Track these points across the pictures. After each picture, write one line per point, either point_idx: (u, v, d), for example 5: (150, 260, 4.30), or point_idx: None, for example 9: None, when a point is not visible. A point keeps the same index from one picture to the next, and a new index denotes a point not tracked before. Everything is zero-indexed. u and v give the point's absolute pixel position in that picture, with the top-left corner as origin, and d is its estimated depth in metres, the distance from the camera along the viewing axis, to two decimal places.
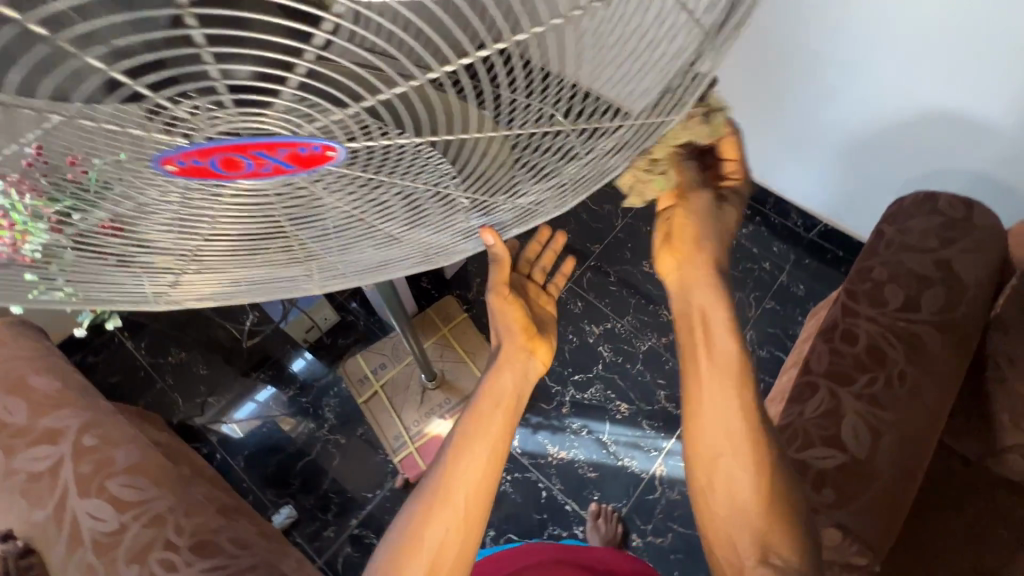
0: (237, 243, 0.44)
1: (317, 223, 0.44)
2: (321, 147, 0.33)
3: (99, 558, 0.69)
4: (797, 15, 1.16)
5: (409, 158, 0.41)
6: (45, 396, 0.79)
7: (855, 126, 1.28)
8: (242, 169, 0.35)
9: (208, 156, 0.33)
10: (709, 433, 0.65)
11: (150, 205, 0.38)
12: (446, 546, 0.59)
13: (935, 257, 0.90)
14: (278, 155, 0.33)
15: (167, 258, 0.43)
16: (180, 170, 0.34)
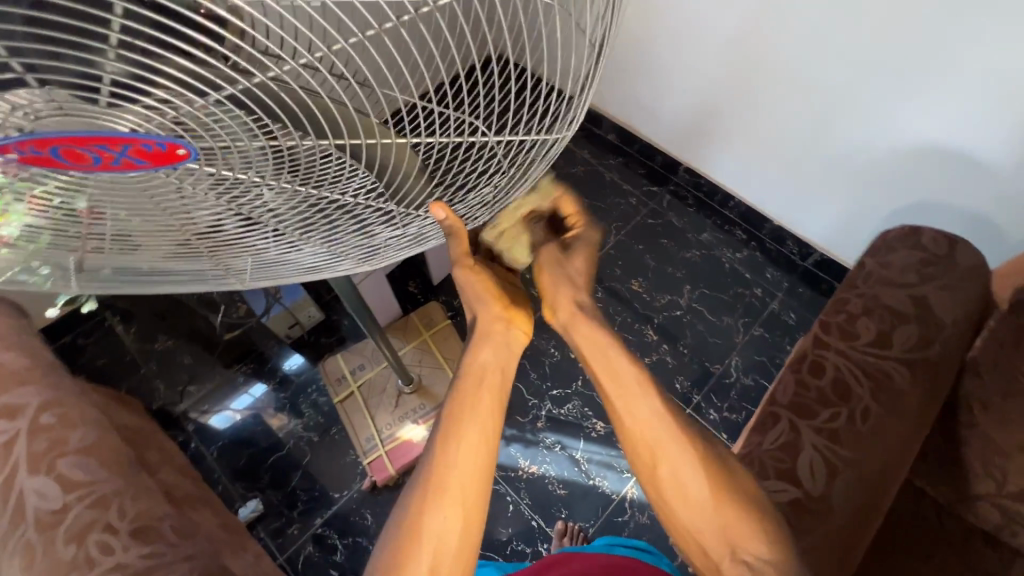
0: (198, 229, 0.52)
1: (255, 212, 0.50)
2: (166, 144, 0.36)
3: (39, 535, 0.71)
4: (794, 39, 1.16)
5: (334, 171, 0.48)
6: (11, 372, 0.81)
7: (842, 155, 1.27)
8: (89, 161, 0.37)
9: (47, 147, 0.35)
10: (647, 436, 0.66)
11: (122, 192, 0.46)
12: (437, 545, 0.58)
13: (913, 293, 0.87)
14: (124, 150, 0.36)
15: (137, 232, 0.51)
16: (21, 158, 0.36)
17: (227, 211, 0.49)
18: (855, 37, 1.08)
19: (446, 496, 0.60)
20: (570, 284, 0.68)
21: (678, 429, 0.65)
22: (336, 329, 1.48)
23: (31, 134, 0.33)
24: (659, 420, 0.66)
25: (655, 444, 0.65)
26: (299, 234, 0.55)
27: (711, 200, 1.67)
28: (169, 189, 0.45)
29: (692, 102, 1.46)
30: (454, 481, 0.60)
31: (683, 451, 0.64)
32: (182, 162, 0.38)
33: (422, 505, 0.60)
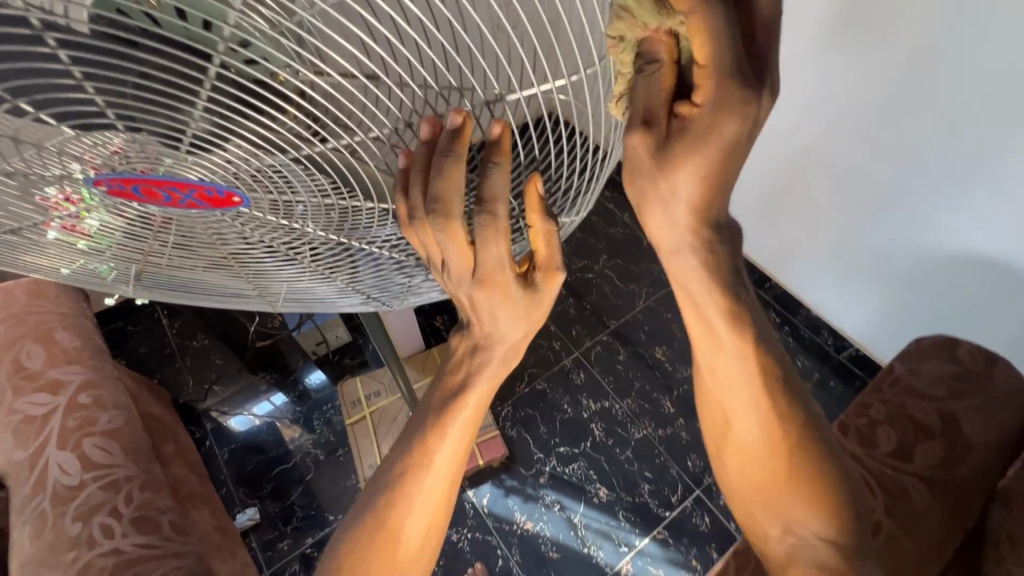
0: (239, 255, 0.57)
1: (295, 247, 0.55)
2: (225, 191, 0.42)
3: (52, 507, 0.75)
4: (838, 134, 1.17)
5: (368, 225, 0.53)
6: (64, 350, 0.89)
7: (884, 254, 1.26)
8: (161, 198, 0.45)
9: (131, 185, 0.42)
10: (726, 388, 0.54)
11: (184, 219, 0.52)
12: (433, 506, 0.53)
13: (940, 408, 0.83)
14: (190, 192, 0.43)
15: (190, 250, 0.57)
16: (108, 189, 0.44)
17: (270, 244, 0.54)
18: (905, 145, 1.08)
19: (431, 487, 0.53)
20: (665, 208, 0.44)
21: (754, 382, 0.53)
22: (360, 352, 1.54)
23: (119, 174, 0.41)
24: (734, 371, 0.53)
25: (725, 394, 0.55)
26: (329, 271, 0.60)
27: (747, 278, 1.66)
28: (225, 222, 0.51)
29: (736, 183, 1.49)
30: (441, 462, 0.53)
31: (748, 411, 0.54)
32: (235, 208, 0.45)
33: (398, 494, 0.52)
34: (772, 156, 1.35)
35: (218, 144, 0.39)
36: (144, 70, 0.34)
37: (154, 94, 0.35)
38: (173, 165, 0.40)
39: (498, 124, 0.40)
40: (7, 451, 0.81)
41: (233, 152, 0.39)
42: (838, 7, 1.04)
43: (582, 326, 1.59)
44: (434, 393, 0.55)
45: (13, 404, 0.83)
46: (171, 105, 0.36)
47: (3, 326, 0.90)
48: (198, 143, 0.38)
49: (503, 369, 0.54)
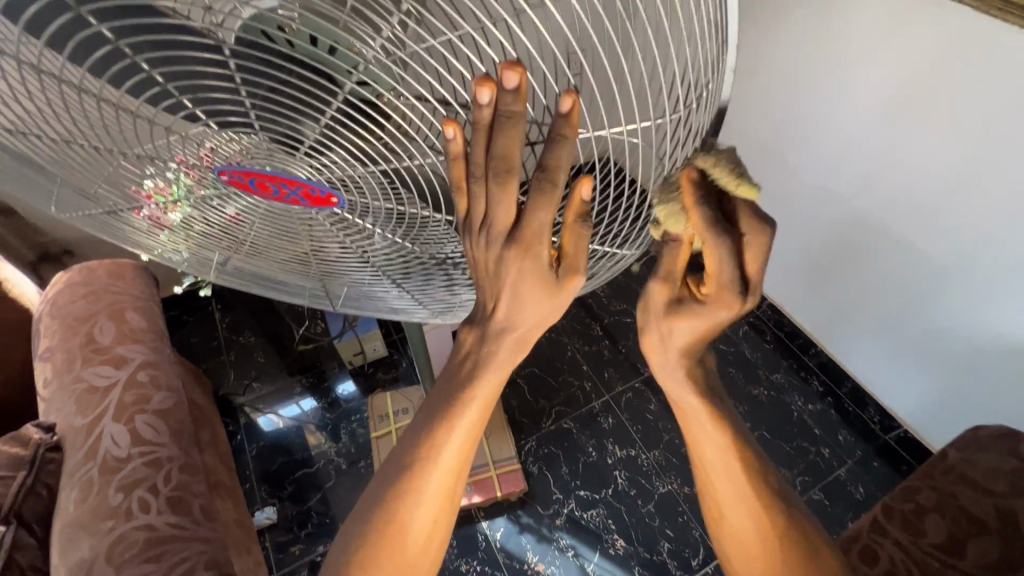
0: (299, 247, 0.62)
1: (359, 248, 0.59)
2: (326, 194, 0.48)
3: (99, 475, 0.80)
4: (900, 208, 1.15)
5: (426, 236, 0.56)
6: (131, 329, 0.96)
7: (939, 334, 1.20)
8: (270, 191, 0.50)
9: (249, 177, 0.47)
10: (714, 479, 0.54)
11: (258, 208, 0.57)
12: (436, 506, 0.52)
13: (997, 504, 0.78)
14: (296, 189, 0.48)
15: (255, 240, 0.61)
16: (228, 180, 0.48)
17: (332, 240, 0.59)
18: (970, 223, 1.05)
19: (436, 482, 0.52)
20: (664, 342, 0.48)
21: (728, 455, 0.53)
22: (394, 368, 1.57)
23: (242, 166, 0.46)
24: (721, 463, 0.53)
25: (704, 465, 0.54)
26: (379, 275, 0.63)
27: (791, 342, 1.61)
28: (301, 215, 0.56)
29: (788, 245, 1.47)
30: (446, 463, 0.51)
31: (728, 484, 0.53)
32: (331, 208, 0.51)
33: (406, 494, 0.51)
34: (827, 220, 1.33)
35: (328, 153, 0.44)
36: (278, 83, 0.39)
37: (283, 104, 0.41)
38: (284, 163, 0.45)
39: (569, 95, 0.37)
40: (68, 416, 0.86)
41: (340, 160, 0.44)
42: (906, 83, 1.04)
43: (616, 369, 1.58)
44: (437, 387, 0.53)
45: (81, 372, 0.89)
46: (294, 114, 0.41)
47: (84, 300, 0.98)
48: (313, 148, 0.43)
49: (510, 363, 0.51)
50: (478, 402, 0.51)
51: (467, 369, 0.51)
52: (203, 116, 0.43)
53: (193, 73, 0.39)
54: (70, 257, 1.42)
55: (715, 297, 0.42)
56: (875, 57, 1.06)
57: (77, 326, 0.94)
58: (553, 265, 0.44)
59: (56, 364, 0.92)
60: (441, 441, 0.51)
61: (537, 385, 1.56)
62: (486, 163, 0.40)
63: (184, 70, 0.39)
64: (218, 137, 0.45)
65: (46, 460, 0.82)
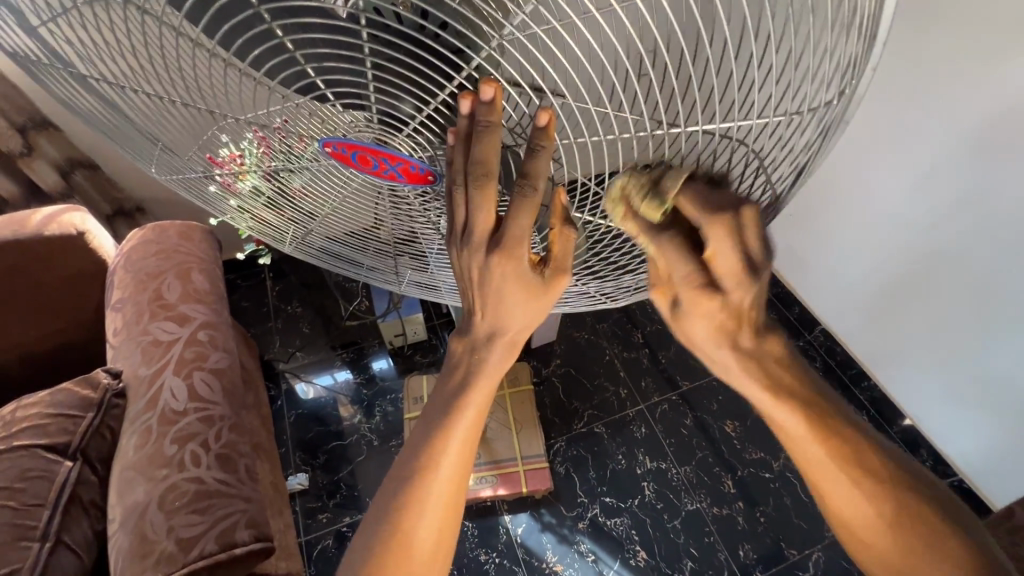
0: (359, 220, 0.63)
1: (424, 228, 0.60)
2: (423, 170, 0.48)
3: (157, 425, 0.84)
4: (983, 245, 1.08)
5: None
6: (195, 289, 1.00)
7: (1010, 382, 1.14)
8: (370, 166, 0.50)
9: (353, 151, 0.48)
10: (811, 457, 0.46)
11: (324, 180, 0.57)
12: (440, 516, 0.51)
13: None
14: (395, 164, 0.49)
15: (316, 212, 0.62)
16: (332, 153, 0.49)
17: (394, 212, 0.59)
18: None
19: (438, 492, 0.50)
20: (697, 341, 0.43)
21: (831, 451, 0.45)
22: (432, 352, 1.59)
23: (348, 139, 0.47)
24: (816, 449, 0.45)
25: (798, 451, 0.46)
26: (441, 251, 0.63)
27: (842, 371, 1.54)
28: (375, 189, 0.56)
29: (850, 268, 1.40)
30: (444, 474, 0.50)
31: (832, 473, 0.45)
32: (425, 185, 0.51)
33: (406, 505, 0.49)
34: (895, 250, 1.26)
35: (429, 131, 0.45)
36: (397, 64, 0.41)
37: (397, 82, 0.42)
38: (377, 135, 0.46)
39: (545, 113, 0.37)
40: (133, 365, 0.91)
41: (439, 140, 0.46)
42: (1001, 119, 0.97)
43: (653, 379, 1.55)
44: (432, 399, 0.51)
45: (148, 326, 0.94)
46: (405, 94, 0.43)
47: (155, 257, 1.03)
48: (419, 127, 0.45)
49: (501, 368, 0.50)
50: (475, 406, 0.50)
51: (458, 377, 0.49)
52: (323, 86, 0.44)
53: (324, 50, 0.41)
54: (142, 215, 1.50)
55: (687, 297, 0.39)
56: (964, 90, 1.00)
57: (147, 281, 1.00)
58: (539, 270, 0.43)
59: (126, 315, 0.97)
60: (436, 453, 0.49)
61: (571, 386, 1.55)
62: (466, 167, 0.40)
63: (318, 47, 0.41)
64: (325, 110, 0.47)
65: (113, 405, 0.87)
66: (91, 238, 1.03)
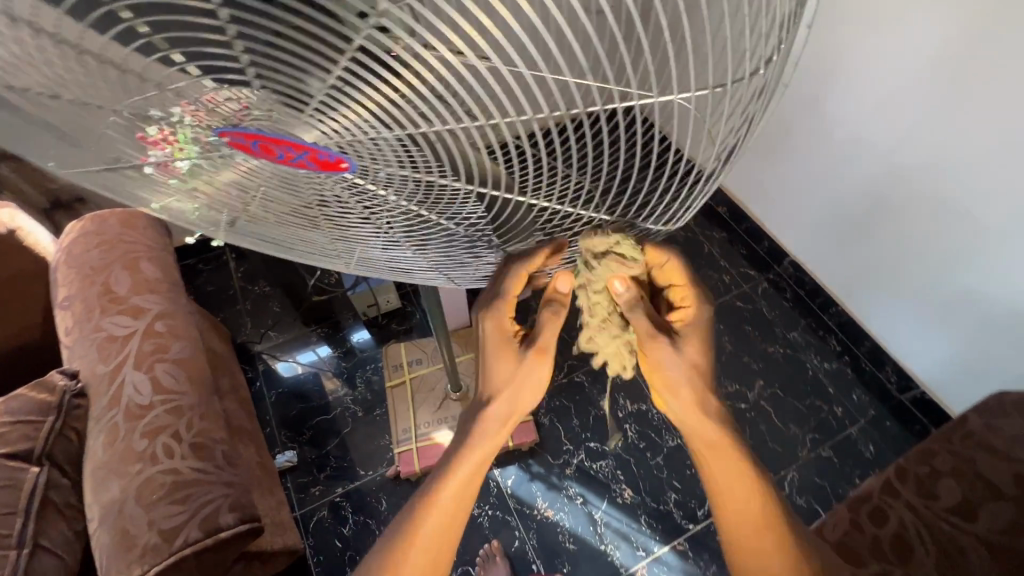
0: (302, 214, 0.56)
1: (375, 219, 0.54)
2: (335, 157, 0.42)
3: (125, 421, 0.82)
4: (944, 163, 1.10)
5: (449, 201, 0.50)
6: (146, 279, 0.96)
7: (960, 296, 1.20)
8: (275, 155, 0.44)
9: (252, 140, 0.42)
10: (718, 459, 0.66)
11: (258, 171, 0.50)
12: (444, 519, 0.67)
13: (1015, 471, 0.78)
14: (303, 153, 0.43)
15: (253, 206, 0.55)
16: (229, 142, 0.43)
17: (342, 205, 0.53)
18: (1011, 187, 1.02)
19: (445, 501, 0.67)
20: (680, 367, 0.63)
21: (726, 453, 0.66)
22: (408, 319, 1.58)
23: (244, 129, 0.40)
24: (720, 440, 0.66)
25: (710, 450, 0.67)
26: (397, 235, 0.58)
27: (812, 300, 1.60)
28: (315, 180, 0.49)
29: (812, 198, 1.43)
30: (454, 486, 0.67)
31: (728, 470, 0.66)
32: (341, 173, 0.46)
33: (422, 510, 0.67)
34: (862, 176, 1.28)
35: (345, 114, 0.37)
36: (276, 38, 0.32)
37: (286, 60, 0.34)
38: (290, 127, 0.39)
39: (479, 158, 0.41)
40: (90, 364, 0.88)
41: (360, 122, 0.38)
42: (961, 35, 0.98)
43: None
44: (458, 429, 0.70)
45: (100, 322, 0.91)
46: (299, 73, 0.35)
47: (98, 249, 0.98)
48: (330, 108, 0.37)
49: (508, 410, 0.68)
50: (502, 405, 0.67)
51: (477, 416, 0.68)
52: (197, 72, 0.36)
53: (180, 25, 0.32)
54: (84, 206, 1.42)
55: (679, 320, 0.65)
56: (927, 6, 1.01)
57: (93, 275, 0.95)
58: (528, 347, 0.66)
59: (76, 313, 0.93)
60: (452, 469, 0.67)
61: None
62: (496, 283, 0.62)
63: (171, 24, 0.33)
64: (214, 102, 0.38)
65: (73, 406, 0.84)
66: (25, 234, 0.99)
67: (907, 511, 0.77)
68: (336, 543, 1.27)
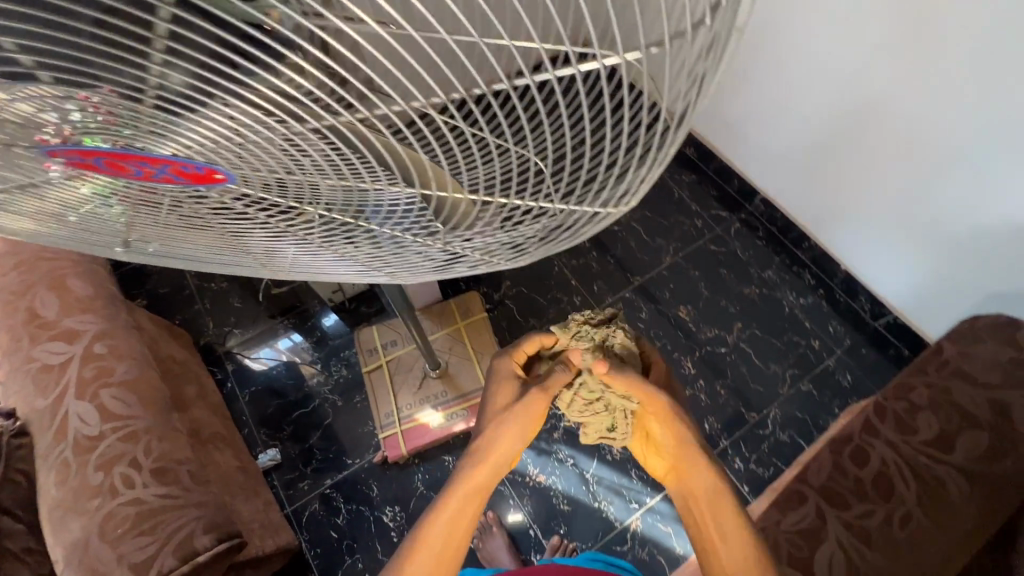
0: (223, 235, 0.49)
1: (307, 231, 0.48)
2: (206, 168, 0.36)
3: (75, 456, 0.76)
4: (911, 81, 1.06)
5: (383, 200, 0.44)
6: (77, 298, 0.88)
7: (943, 217, 1.16)
8: (131, 172, 0.38)
9: (92, 157, 0.36)
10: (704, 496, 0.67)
11: (151, 194, 0.42)
12: (437, 555, 0.68)
13: (990, 397, 0.78)
14: (163, 167, 0.36)
15: (163, 230, 0.48)
16: (68, 161, 0.37)
17: (264, 223, 0.46)
18: (978, 101, 0.99)
19: (440, 538, 0.68)
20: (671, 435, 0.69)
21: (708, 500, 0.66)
22: (377, 300, 1.52)
23: (76, 145, 0.34)
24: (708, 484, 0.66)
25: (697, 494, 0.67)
26: (337, 247, 0.51)
27: (784, 236, 1.59)
28: (225, 199, 0.42)
29: (790, 131, 1.37)
30: (449, 526, 0.68)
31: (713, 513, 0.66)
32: (220, 184, 0.39)
33: (412, 553, 0.67)
34: (830, 102, 1.24)
35: (214, 110, 0.31)
36: (78, 22, 0.26)
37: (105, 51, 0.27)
38: (155, 129, 0.32)
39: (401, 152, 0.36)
40: (28, 399, 0.81)
41: (234, 119, 0.31)
42: None
43: (601, 283, 1.56)
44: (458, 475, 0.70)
45: (31, 352, 0.83)
46: (125, 66, 0.28)
47: (16, 271, 0.89)
48: (188, 104, 0.30)
49: (512, 446, 0.70)
50: (513, 442, 0.70)
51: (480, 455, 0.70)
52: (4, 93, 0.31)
53: None
54: None
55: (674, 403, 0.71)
56: None
57: (15, 301, 0.86)
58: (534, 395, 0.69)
59: (3, 344, 0.85)
60: (445, 508, 0.68)
61: (526, 306, 1.53)
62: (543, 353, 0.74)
63: None
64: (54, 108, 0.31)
65: (15, 446, 0.78)
66: None
67: (888, 449, 0.78)
68: (331, 533, 1.26)
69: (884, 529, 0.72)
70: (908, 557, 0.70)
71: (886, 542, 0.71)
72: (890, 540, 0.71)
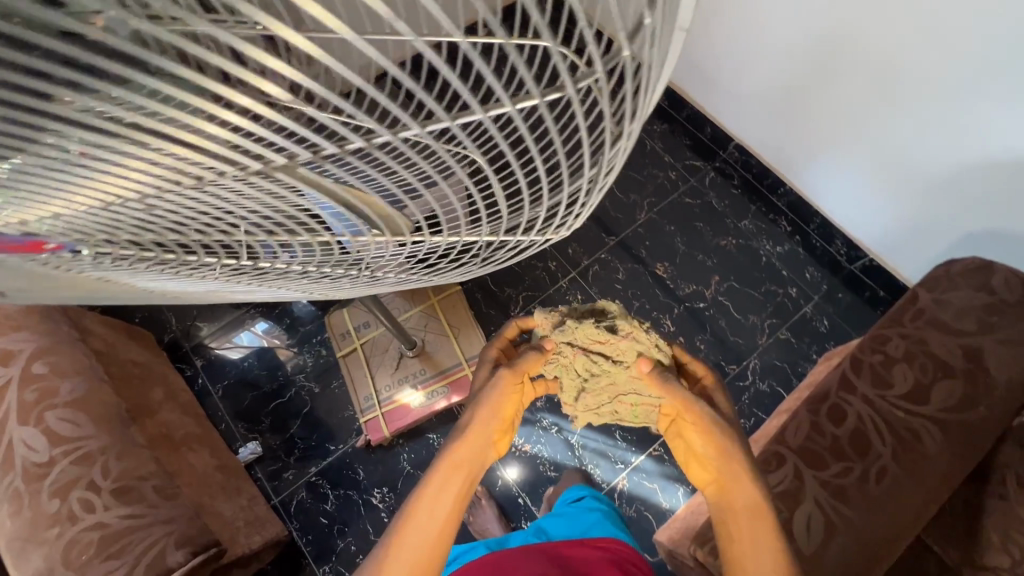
0: (170, 289, 0.48)
1: (271, 275, 0.48)
2: (29, 240, 0.33)
3: (25, 485, 0.71)
4: (880, 15, 1.00)
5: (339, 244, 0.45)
6: (6, 316, 0.81)
7: (914, 157, 1.13)
8: None
9: None
10: (744, 498, 0.65)
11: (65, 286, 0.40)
12: (421, 552, 0.63)
13: (964, 344, 0.78)
14: None
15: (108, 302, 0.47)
16: None
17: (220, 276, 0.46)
18: (950, 31, 0.93)
19: (425, 536, 0.63)
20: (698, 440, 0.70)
21: (750, 507, 0.64)
22: None
23: None
24: (751, 495, 0.65)
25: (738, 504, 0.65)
26: (309, 278, 0.52)
27: (760, 182, 1.55)
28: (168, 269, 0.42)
29: (762, 76, 1.32)
30: (434, 520, 0.64)
31: (747, 521, 0.64)
32: (46, 251, 0.34)
33: (390, 548, 0.63)
34: (800, 41, 1.18)
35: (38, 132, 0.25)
36: None
37: None
38: None
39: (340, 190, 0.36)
40: None
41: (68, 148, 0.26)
42: None
43: (576, 246, 1.52)
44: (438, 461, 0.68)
45: None
46: None
47: None
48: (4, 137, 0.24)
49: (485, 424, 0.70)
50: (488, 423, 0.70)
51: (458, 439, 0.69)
52: None
53: None
54: None
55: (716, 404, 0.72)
56: None
57: None
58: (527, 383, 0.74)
59: None
60: (423, 496, 0.65)
61: (500, 274, 1.49)
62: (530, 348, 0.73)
63: None
64: None
65: None
66: None
67: (863, 403, 0.77)
68: (321, 520, 1.26)
69: (860, 485, 0.73)
70: (882, 510, 0.71)
71: (860, 497, 0.72)
72: (866, 495, 0.72)
